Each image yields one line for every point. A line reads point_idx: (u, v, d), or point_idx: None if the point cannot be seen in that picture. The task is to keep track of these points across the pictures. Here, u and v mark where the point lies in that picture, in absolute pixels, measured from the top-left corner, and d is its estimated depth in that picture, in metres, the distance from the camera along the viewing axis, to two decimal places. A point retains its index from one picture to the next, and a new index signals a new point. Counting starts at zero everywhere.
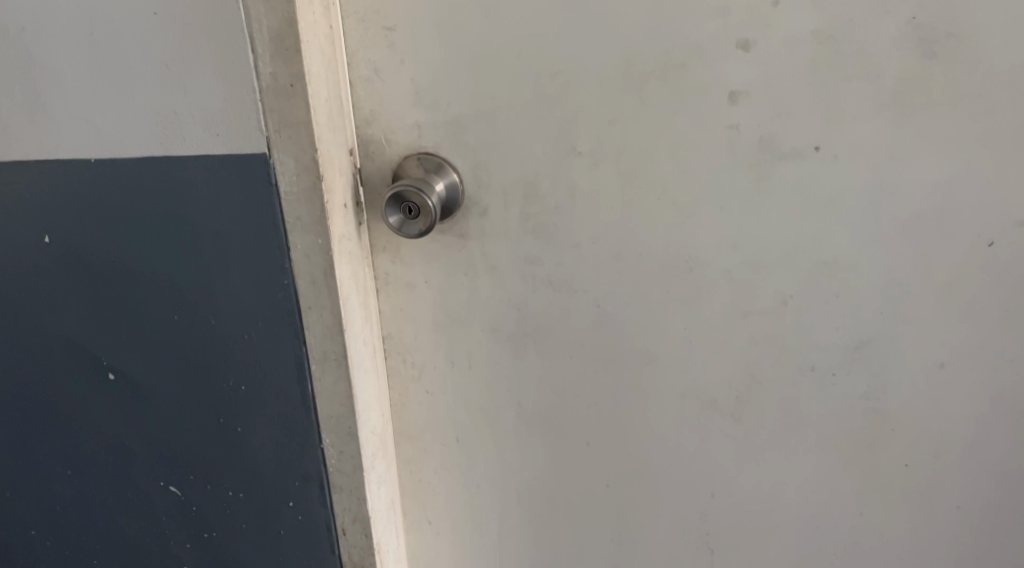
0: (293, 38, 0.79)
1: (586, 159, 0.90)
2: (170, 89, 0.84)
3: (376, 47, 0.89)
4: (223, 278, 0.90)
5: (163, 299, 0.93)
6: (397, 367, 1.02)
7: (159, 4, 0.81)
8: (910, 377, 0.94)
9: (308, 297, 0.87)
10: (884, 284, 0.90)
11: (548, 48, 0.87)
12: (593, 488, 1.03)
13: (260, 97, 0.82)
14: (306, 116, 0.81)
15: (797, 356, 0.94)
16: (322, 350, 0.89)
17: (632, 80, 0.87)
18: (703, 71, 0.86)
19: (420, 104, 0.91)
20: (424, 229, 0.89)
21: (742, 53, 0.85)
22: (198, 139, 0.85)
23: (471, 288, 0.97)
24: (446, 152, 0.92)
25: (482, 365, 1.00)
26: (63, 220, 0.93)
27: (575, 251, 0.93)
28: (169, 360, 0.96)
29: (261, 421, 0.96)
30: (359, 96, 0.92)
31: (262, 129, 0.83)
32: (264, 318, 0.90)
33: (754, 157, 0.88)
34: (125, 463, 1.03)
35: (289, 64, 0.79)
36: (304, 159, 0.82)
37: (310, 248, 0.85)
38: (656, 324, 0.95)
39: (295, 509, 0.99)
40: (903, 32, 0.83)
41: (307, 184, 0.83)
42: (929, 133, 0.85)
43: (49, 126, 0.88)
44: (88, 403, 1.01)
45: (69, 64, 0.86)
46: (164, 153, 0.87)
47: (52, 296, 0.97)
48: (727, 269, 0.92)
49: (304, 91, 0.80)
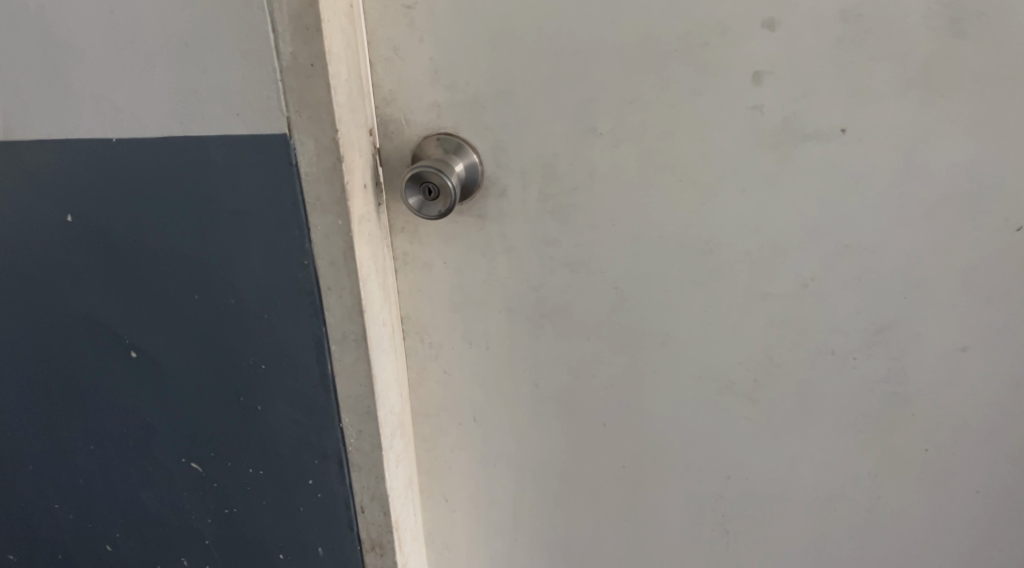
0: (313, 17, 0.78)
1: (605, 140, 0.89)
2: (190, 69, 0.84)
3: (395, 26, 0.89)
4: (242, 258, 0.90)
5: (183, 278, 0.94)
6: (414, 346, 1.03)
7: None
8: (930, 361, 0.93)
9: (328, 277, 0.88)
10: (907, 267, 0.89)
11: (569, 27, 0.86)
12: (610, 468, 1.04)
13: (280, 77, 0.81)
14: (326, 96, 0.81)
15: (816, 339, 0.93)
16: (341, 330, 0.90)
17: (654, 60, 0.86)
18: (727, 50, 0.85)
19: (439, 84, 0.90)
20: (443, 210, 0.88)
21: (766, 32, 0.84)
22: (218, 119, 0.85)
23: (489, 269, 0.97)
24: (465, 133, 0.92)
25: (499, 346, 1.00)
26: (84, 198, 0.93)
27: (593, 232, 0.93)
28: (190, 337, 0.96)
29: (280, 399, 0.96)
30: (378, 76, 0.91)
31: (282, 108, 0.82)
32: (283, 297, 0.91)
33: (776, 138, 0.87)
34: (146, 439, 1.04)
35: (309, 44, 0.79)
36: (324, 139, 0.82)
37: (330, 229, 0.85)
38: (673, 306, 0.94)
39: (314, 486, 1.00)
40: (932, 11, 0.81)
41: (327, 165, 0.83)
42: (956, 114, 0.84)
43: (68, 104, 0.89)
44: (110, 380, 1.02)
45: (89, 43, 0.86)
46: (183, 132, 0.87)
47: (74, 274, 0.97)
48: (747, 251, 0.91)
49: (324, 71, 0.80)
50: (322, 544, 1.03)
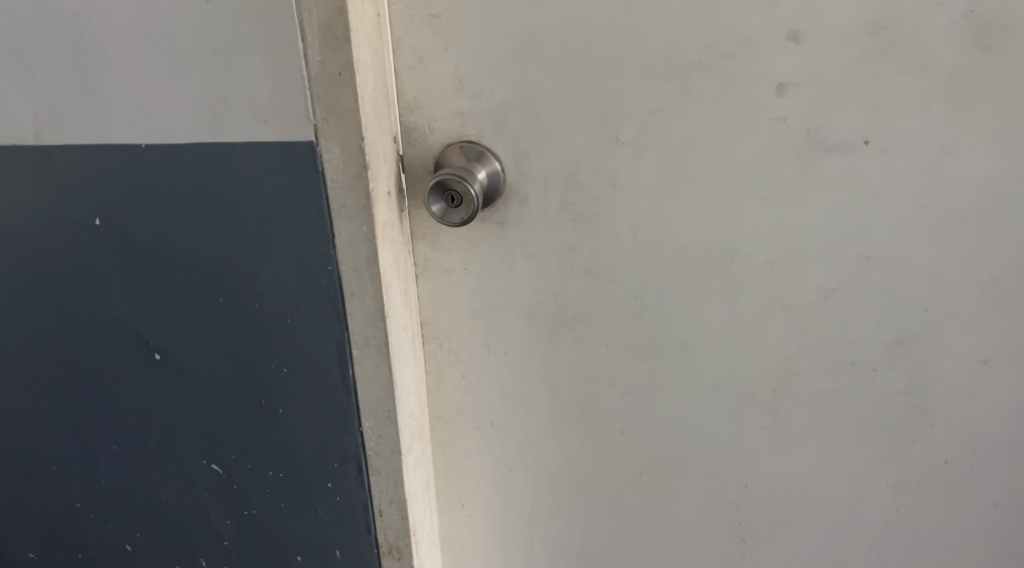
0: (342, 26, 0.79)
1: (628, 149, 0.90)
2: (219, 77, 0.85)
3: (420, 34, 0.90)
4: (267, 263, 0.91)
5: (208, 282, 0.95)
6: (433, 352, 1.03)
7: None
8: (951, 372, 0.93)
9: (351, 283, 0.88)
10: (929, 278, 0.90)
11: (594, 37, 0.87)
12: (627, 476, 1.04)
13: (308, 85, 0.82)
14: (353, 105, 0.81)
15: (837, 349, 0.93)
16: (363, 336, 0.91)
17: (678, 70, 0.86)
18: (751, 62, 0.85)
19: (463, 93, 0.91)
20: (465, 217, 0.89)
21: (791, 45, 0.84)
22: (246, 126, 0.86)
23: (510, 276, 0.97)
24: (488, 141, 0.92)
25: (518, 352, 1.01)
26: (111, 202, 0.94)
27: (614, 241, 0.93)
28: (213, 341, 0.97)
29: (301, 403, 0.97)
30: (403, 84, 0.92)
31: (309, 117, 0.83)
32: (307, 302, 0.92)
33: (799, 149, 0.87)
34: (168, 441, 1.05)
35: (337, 53, 0.80)
36: (350, 147, 0.83)
37: (354, 235, 0.86)
38: (694, 315, 0.95)
39: (333, 490, 1.01)
40: (957, 25, 0.81)
41: (353, 173, 0.84)
42: (980, 128, 0.84)
43: (99, 110, 0.90)
44: (134, 382, 1.03)
45: (121, 50, 0.87)
46: (211, 139, 0.88)
47: (101, 277, 0.99)
48: (768, 261, 0.91)
49: (352, 80, 0.80)
50: (340, 547, 1.04)
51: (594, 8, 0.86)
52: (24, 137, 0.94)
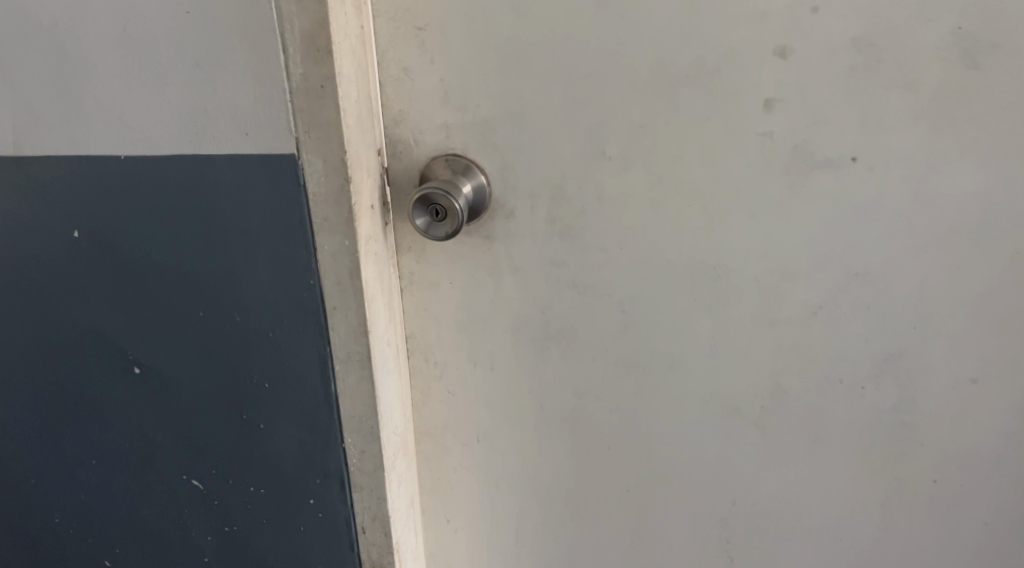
0: (324, 38, 0.78)
1: (615, 163, 0.89)
2: (201, 88, 0.84)
3: (405, 47, 0.89)
4: (250, 276, 0.90)
5: (189, 295, 0.93)
6: (419, 366, 1.02)
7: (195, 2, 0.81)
8: (940, 391, 0.92)
9: (334, 298, 0.87)
10: (918, 297, 0.89)
11: (579, 50, 0.86)
12: (614, 493, 1.03)
13: (290, 98, 0.81)
14: (335, 118, 0.80)
15: (825, 366, 0.93)
16: (346, 350, 0.89)
17: (664, 86, 0.86)
18: (738, 77, 0.84)
19: (449, 106, 0.90)
20: (450, 231, 0.89)
21: (778, 60, 0.83)
22: (227, 138, 0.85)
23: (496, 290, 0.96)
24: (473, 154, 0.92)
25: (505, 366, 1.00)
26: (90, 212, 0.93)
27: (601, 255, 0.93)
28: (194, 354, 0.96)
29: (283, 418, 0.96)
30: (388, 97, 0.91)
31: (291, 129, 0.82)
32: (289, 315, 0.90)
33: (787, 165, 0.86)
34: (149, 455, 1.04)
35: (319, 65, 0.78)
36: (332, 160, 0.81)
37: (337, 248, 0.85)
38: (681, 330, 0.94)
39: (315, 506, 0.99)
40: (944, 43, 0.81)
41: (335, 186, 0.82)
42: (968, 145, 0.84)
43: (79, 120, 0.89)
44: (112, 396, 1.02)
45: (102, 60, 0.86)
46: (193, 151, 0.87)
47: (80, 288, 0.97)
48: (756, 277, 0.91)
49: (334, 92, 0.79)
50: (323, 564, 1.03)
51: (579, 22, 0.85)
52: (5, 146, 0.92)
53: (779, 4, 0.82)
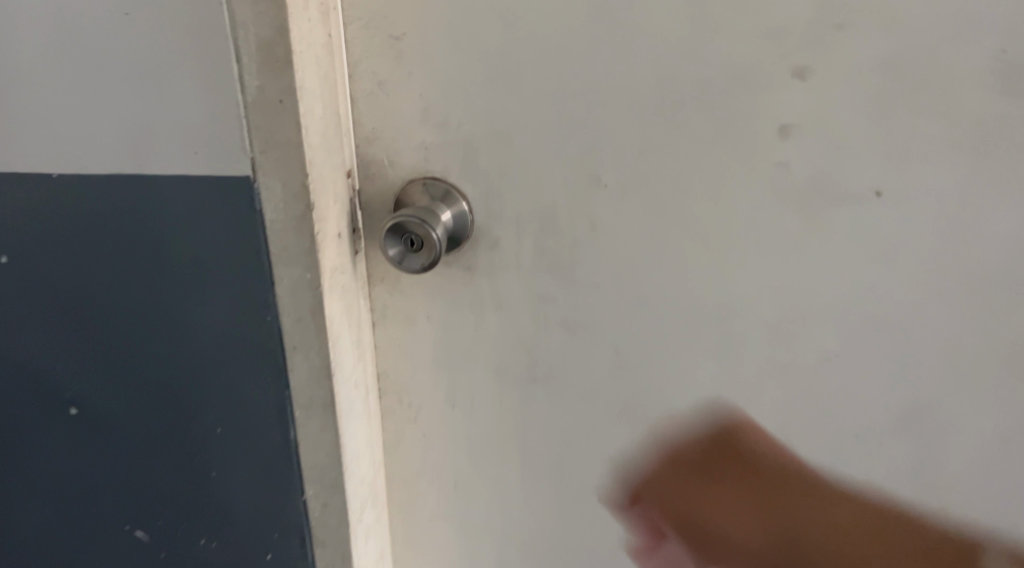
0: (283, 47, 0.68)
1: (611, 192, 0.80)
2: (144, 100, 0.73)
3: (379, 57, 0.79)
4: (200, 312, 0.80)
5: (132, 331, 0.83)
6: (392, 407, 0.93)
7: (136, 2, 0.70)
8: (966, 451, 0.83)
9: (293, 337, 0.78)
10: (945, 348, 0.80)
11: (573, 66, 0.77)
12: (603, 548, 0.94)
13: (245, 113, 0.71)
14: (296, 137, 0.70)
15: (838, 419, 0.84)
16: (308, 395, 0.81)
17: (667, 107, 0.77)
18: (750, 99, 0.75)
19: (428, 124, 0.81)
20: (426, 263, 0.79)
21: (796, 81, 0.74)
22: (174, 156, 0.75)
23: (477, 326, 0.87)
24: (453, 178, 0.83)
25: (486, 410, 0.91)
26: (19, 235, 0.82)
27: (593, 292, 0.84)
28: (138, 396, 0.86)
29: (237, 468, 0.87)
30: (360, 112, 0.82)
31: (246, 148, 0.73)
32: (245, 356, 0.81)
33: (802, 199, 0.77)
34: (88, 502, 0.93)
35: (278, 77, 0.68)
36: (293, 184, 0.72)
37: (296, 282, 0.76)
38: (680, 374, 0.85)
39: (273, 562, 0.91)
40: (985, 66, 0.71)
41: (295, 214, 0.73)
42: (1010, 183, 0.74)
43: (5, 132, 0.78)
44: (44, 439, 0.91)
45: (31, 66, 0.74)
46: (135, 170, 0.76)
47: (7, 319, 0.86)
48: (765, 320, 0.82)
49: (294, 108, 0.69)
50: None
51: (574, 35, 0.76)
52: None
53: (799, 19, 0.72)
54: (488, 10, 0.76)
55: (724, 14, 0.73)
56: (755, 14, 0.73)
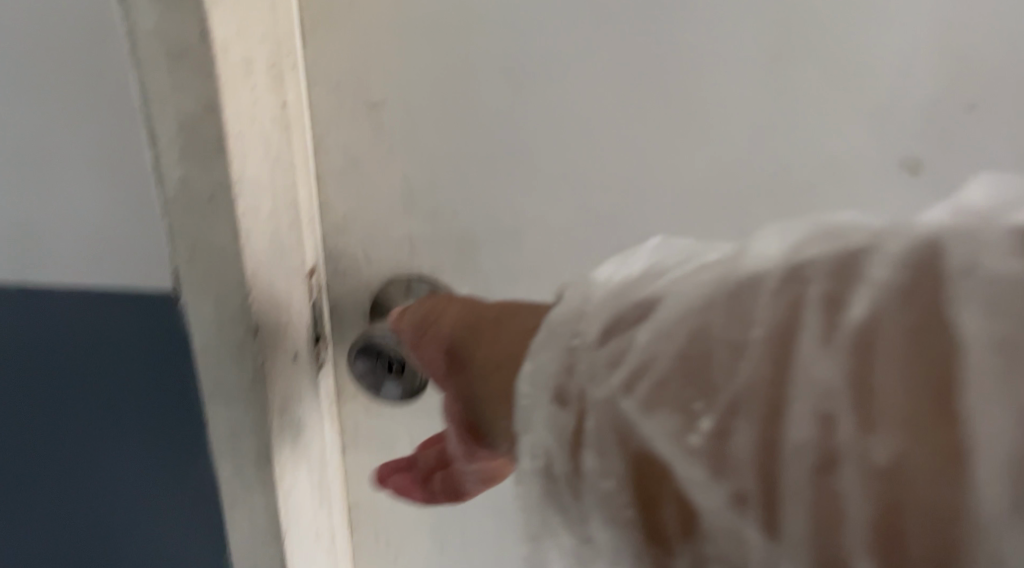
0: (212, 126, 0.48)
1: None
2: (28, 195, 0.53)
3: (350, 127, 0.61)
4: (109, 459, 0.62)
5: (16, 479, 0.63)
6: (365, 542, 0.75)
7: (8, 62, 0.50)
8: None
9: (232, 489, 0.60)
10: None
11: (614, 150, 0.60)
12: None
13: (164, 209, 0.52)
14: (233, 244, 0.51)
15: None
16: (252, 558, 0.62)
17: (731, 203, 0.60)
18: (842, 198, 0.59)
19: (415, 212, 0.63)
20: (409, 391, 0.64)
21: (902, 176, 0.58)
22: (69, 266, 0.55)
23: None
24: (446, 278, 0.65)
25: (481, 550, 0.74)
26: None
27: None
28: (28, 556, 0.67)
29: None
30: (327, 193, 0.64)
31: (166, 252, 0.53)
32: (170, 511, 0.63)
33: None
34: None
35: (207, 165, 0.49)
36: (230, 304, 0.53)
37: (236, 424, 0.57)
38: None
39: None
40: None
41: (233, 340, 0.54)
42: None
43: None
44: None
45: None
46: (13, 283, 0.56)
47: None
48: None
49: (230, 205, 0.50)
50: None
51: (620, 113, 0.58)
52: None
53: (922, 106, 0.56)
54: (501, 76, 0.58)
55: (824, 92, 0.56)
56: (864, 94, 0.56)
